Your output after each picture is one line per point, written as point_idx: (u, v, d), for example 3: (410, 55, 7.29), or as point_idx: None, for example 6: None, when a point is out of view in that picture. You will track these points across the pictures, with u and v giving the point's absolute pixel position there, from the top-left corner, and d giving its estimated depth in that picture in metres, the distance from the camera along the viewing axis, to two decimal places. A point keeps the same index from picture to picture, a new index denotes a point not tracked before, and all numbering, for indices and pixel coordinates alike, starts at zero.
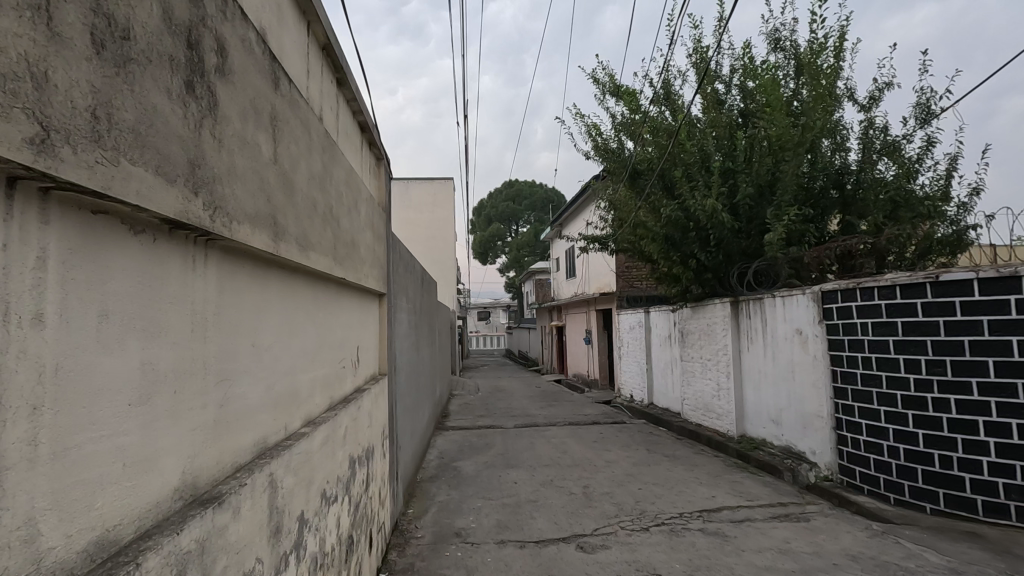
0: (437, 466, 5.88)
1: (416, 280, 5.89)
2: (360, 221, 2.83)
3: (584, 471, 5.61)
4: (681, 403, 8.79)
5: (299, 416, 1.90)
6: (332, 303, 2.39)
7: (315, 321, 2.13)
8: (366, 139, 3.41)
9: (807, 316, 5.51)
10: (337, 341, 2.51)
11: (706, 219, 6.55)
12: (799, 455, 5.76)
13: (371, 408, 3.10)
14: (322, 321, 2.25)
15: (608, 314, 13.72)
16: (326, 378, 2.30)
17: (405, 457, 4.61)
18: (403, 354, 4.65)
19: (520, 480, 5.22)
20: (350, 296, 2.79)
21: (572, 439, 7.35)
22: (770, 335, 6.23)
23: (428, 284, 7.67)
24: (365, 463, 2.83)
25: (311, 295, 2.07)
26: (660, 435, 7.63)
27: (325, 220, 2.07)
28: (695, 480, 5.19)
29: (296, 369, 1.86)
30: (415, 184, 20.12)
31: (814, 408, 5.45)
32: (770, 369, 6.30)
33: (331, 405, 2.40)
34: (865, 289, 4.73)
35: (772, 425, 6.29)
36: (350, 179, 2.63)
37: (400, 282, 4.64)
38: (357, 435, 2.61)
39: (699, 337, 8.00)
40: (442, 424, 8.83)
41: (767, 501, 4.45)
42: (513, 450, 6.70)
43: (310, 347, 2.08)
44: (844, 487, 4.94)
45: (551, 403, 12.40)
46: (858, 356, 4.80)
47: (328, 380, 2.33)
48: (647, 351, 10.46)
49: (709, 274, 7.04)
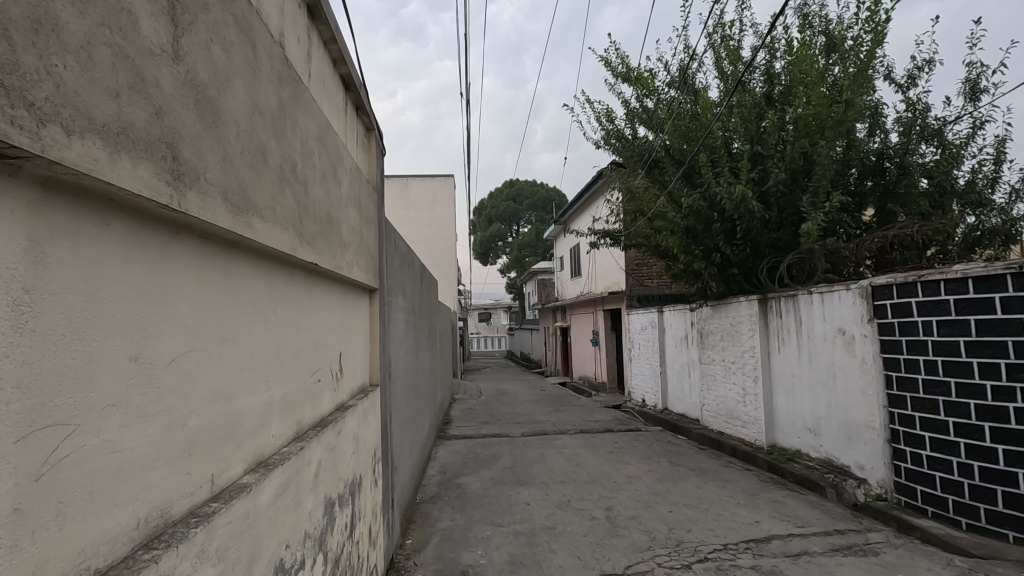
0: (439, 484, 5.28)
1: (415, 277, 5.31)
2: (341, 195, 2.24)
3: (604, 488, 5.02)
4: (700, 409, 8.19)
5: (240, 453, 1.33)
6: (299, 298, 1.83)
7: (270, 322, 1.57)
8: (352, 101, 2.82)
9: (852, 314, 4.94)
10: (309, 350, 1.94)
11: (732, 208, 5.97)
12: (842, 470, 5.17)
13: (359, 430, 2.51)
14: (284, 320, 1.68)
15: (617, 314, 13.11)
16: (292, 397, 1.73)
17: (403, 479, 4.02)
18: (400, 361, 4.08)
19: (533, 501, 4.63)
20: (329, 291, 2.22)
21: (586, 450, 6.77)
22: (807, 336, 5.65)
23: (428, 283, 7.10)
24: (350, 502, 2.24)
25: (260, 286, 1.51)
26: (681, 444, 7.04)
27: (281, 179, 1.49)
28: (730, 500, 4.59)
29: (234, 387, 1.30)
30: (414, 182, 19.52)
31: (861, 417, 4.86)
32: (806, 373, 5.71)
33: (300, 433, 1.82)
34: (928, 283, 4.14)
35: (809, 435, 5.69)
36: (327, 138, 2.04)
37: (396, 278, 4.06)
38: (337, 469, 2.03)
39: (721, 339, 7.42)
40: (444, 433, 8.25)
41: (819, 527, 3.86)
42: (522, 463, 6.12)
43: (262, 356, 1.49)
44: (902, 508, 4.35)
45: (558, 407, 11.80)
46: (920, 359, 4.21)
47: (295, 400, 1.76)
48: (661, 353, 9.86)
49: (734, 270, 6.45)
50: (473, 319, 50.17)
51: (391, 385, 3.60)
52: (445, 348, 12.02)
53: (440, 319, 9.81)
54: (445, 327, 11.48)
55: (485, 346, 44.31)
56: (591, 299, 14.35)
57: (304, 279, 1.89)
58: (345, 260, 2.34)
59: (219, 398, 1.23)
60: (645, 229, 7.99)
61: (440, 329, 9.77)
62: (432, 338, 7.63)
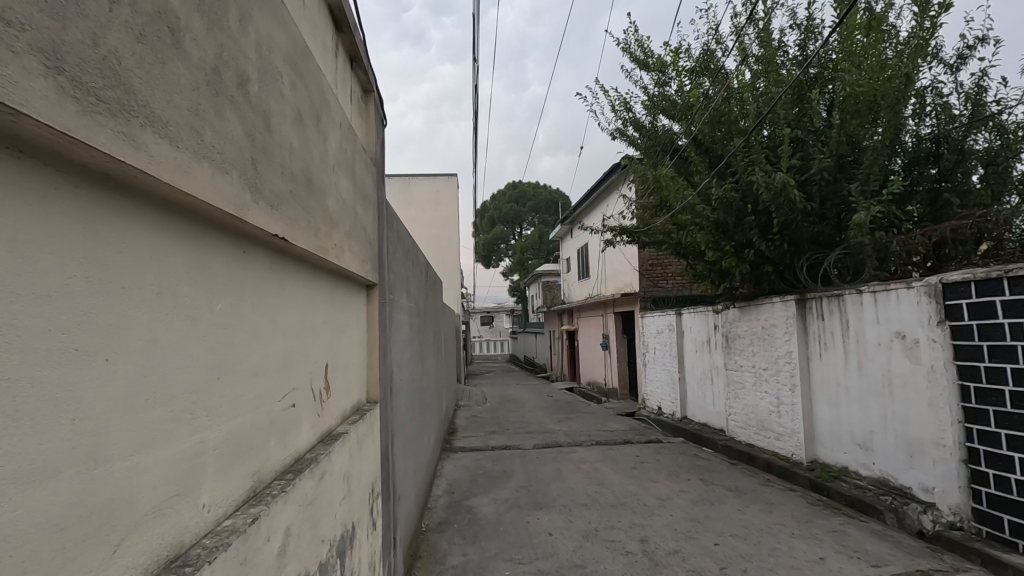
0: (446, 507, 4.70)
1: (420, 275, 4.75)
2: (326, 155, 1.67)
3: (634, 513, 4.44)
4: (725, 419, 7.63)
5: (104, 568, 0.77)
6: (259, 294, 1.27)
7: (194, 327, 1.02)
8: (345, 48, 2.26)
9: (915, 315, 4.37)
10: (276, 365, 1.38)
11: (769, 199, 5.41)
12: (902, 492, 4.58)
13: (352, 464, 1.93)
14: (226, 320, 1.13)
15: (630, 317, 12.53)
16: (240, 436, 1.17)
17: (407, 509, 3.44)
18: (404, 371, 3.51)
19: (556, 530, 4.04)
20: (310, 285, 1.67)
21: (605, 465, 6.21)
22: (857, 340, 5.07)
23: (434, 283, 6.58)
24: (337, 568, 1.66)
25: (176, 274, 0.96)
26: (708, 458, 6.47)
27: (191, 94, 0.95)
28: (781, 528, 4.01)
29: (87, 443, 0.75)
30: (417, 181, 19.00)
31: (928, 432, 4.27)
32: (856, 381, 5.13)
33: (257, 488, 1.25)
34: (1015, 278, 3.56)
35: (859, 451, 5.10)
36: (303, 68, 1.47)
37: (399, 274, 3.50)
38: (317, 530, 1.46)
39: (750, 342, 6.85)
40: (450, 444, 7.70)
41: (895, 565, 3.28)
42: (538, 481, 5.56)
43: (165, 374, 0.95)
44: (982, 540, 3.76)
45: (569, 415, 11.21)
46: (1006, 368, 3.63)
47: (247, 440, 1.20)
48: (679, 358, 9.30)
49: (769, 268, 5.89)
50: (475, 323, 49.61)
51: (394, 400, 3.03)
52: (450, 352, 11.46)
53: (445, 323, 9.26)
54: (450, 330, 10.93)
55: (488, 350, 43.73)
56: (601, 301, 13.79)
57: (269, 267, 1.34)
58: (333, 245, 1.78)
59: (33, 480, 0.67)
60: (667, 224, 7.43)
61: (445, 333, 9.22)
62: (437, 342, 7.07)
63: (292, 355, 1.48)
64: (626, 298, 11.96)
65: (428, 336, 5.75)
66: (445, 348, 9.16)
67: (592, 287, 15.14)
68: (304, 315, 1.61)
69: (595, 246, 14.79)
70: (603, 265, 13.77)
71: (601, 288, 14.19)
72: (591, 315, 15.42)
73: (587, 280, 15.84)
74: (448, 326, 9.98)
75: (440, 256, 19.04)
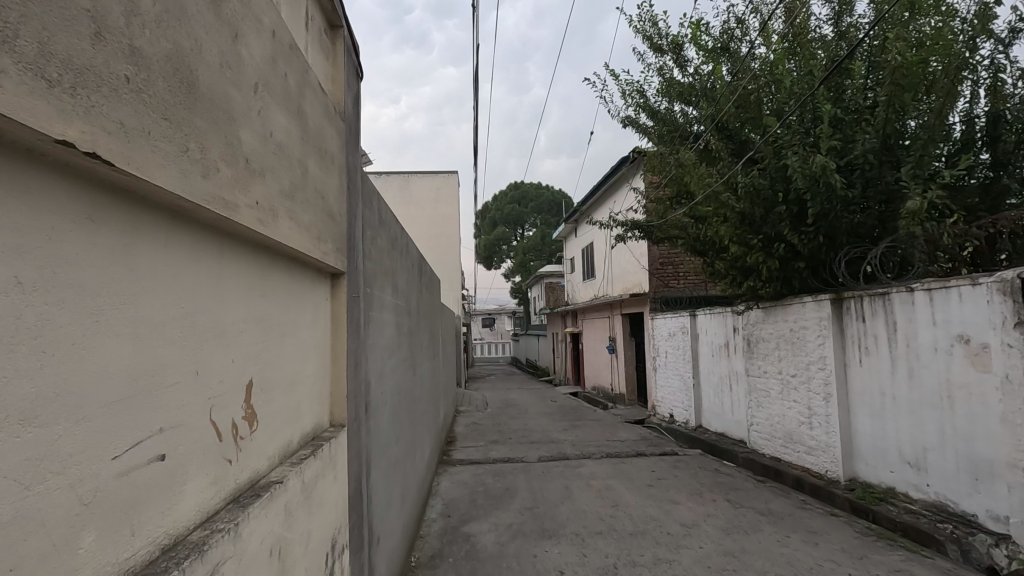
0: (441, 535, 4.11)
1: (411, 270, 4.16)
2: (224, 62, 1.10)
3: (656, 543, 3.85)
4: (746, 429, 7.03)
5: None
6: (29, 270, 0.71)
7: None
8: None
9: (983, 316, 3.79)
10: (100, 391, 0.82)
11: (805, 185, 4.84)
12: (964, 519, 3.98)
13: (291, 524, 1.36)
14: None
15: (638, 319, 11.94)
16: None
17: (390, 549, 2.85)
18: (387, 382, 2.92)
19: (568, 567, 3.46)
20: (202, 262, 1.09)
21: (618, 482, 5.62)
22: (907, 344, 4.48)
23: (430, 281, 6.00)
24: None
25: None
26: (730, 474, 5.88)
27: None
28: (831, 565, 3.42)
29: None
30: (416, 179, 18.42)
31: (999, 452, 3.68)
32: (905, 391, 4.54)
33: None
34: None
35: (908, 470, 4.50)
36: None
37: (382, 265, 2.91)
38: None
39: (775, 347, 6.26)
40: (448, 456, 7.11)
41: None
42: (545, 501, 4.98)
43: None
44: None
45: (575, 422, 10.61)
46: None
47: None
48: (693, 363, 8.70)
49: (802, 264, 5.30)
50: (476, 325, 49.01)
51: (372, 420, 2.44)
52: (449, 356, 10.86)
53: (443, 324, 8.68)
54: (448, 333, 10.34)
55: (490, 353, 43.11)
56: (607, 302, 13.19)
57: (71, 224, 0.78)
58: (250, 206, 1.19)
59: None
60: (685, 218, 6.84)
61: (443, 336, 8.64)
62: (433, 346, 6.48)
63: (143, 377, 0.90)
64: (634, 299, 11.37)
65: (423, 339, 5.17)
66: (444, 351, 8.57)
67: (597, 289, 14.54)
68: (189, 310, 1.04)
69: (600, 245, 14.21)
70: (610, 265, 13.18)
71: (607, 288, 13.60)
72: (597, 318, 14.83)
73: (591, 280, 15.25)
74: (446, 328, 9.39)
75: (439, 256, 18.47)
